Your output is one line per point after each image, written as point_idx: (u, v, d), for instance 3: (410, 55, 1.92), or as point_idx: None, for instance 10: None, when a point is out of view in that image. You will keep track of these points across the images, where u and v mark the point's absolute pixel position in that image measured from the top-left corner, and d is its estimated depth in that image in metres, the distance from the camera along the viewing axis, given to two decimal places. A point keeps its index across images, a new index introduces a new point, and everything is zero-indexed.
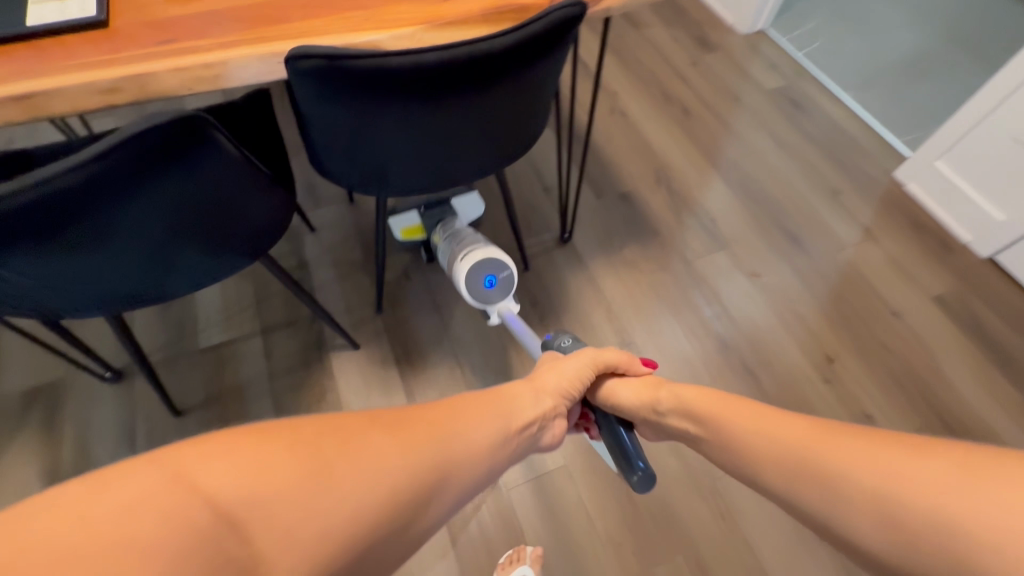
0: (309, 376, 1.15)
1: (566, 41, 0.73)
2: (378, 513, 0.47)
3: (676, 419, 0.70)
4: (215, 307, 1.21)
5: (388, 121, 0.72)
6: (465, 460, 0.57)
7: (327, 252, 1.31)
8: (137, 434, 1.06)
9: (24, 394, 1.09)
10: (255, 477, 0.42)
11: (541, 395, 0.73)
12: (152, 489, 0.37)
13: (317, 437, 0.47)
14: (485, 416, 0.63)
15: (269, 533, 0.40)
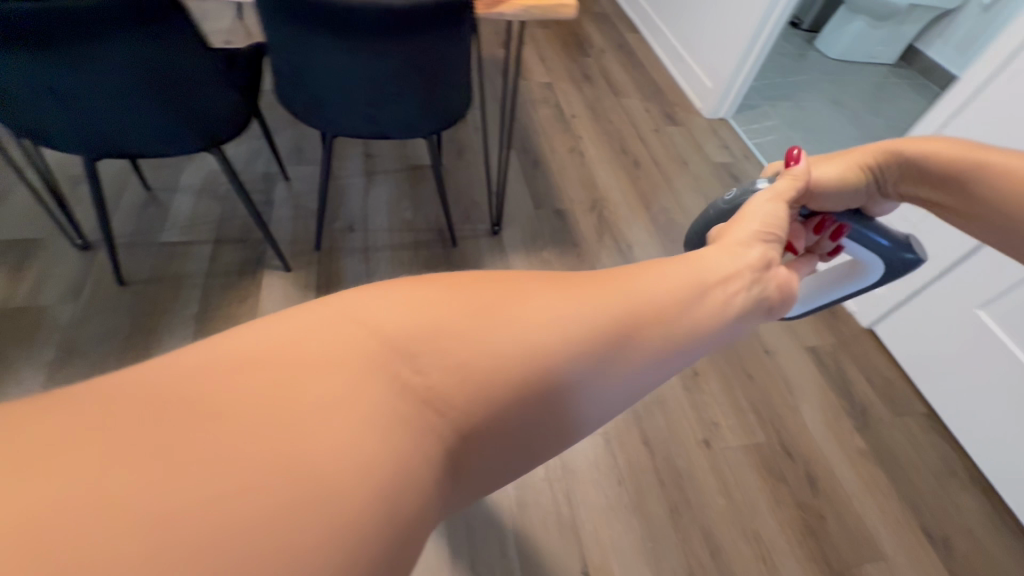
0: (240, 282, 1.34)
1: (461, 25, 0.99)
2: (568, 346, 0.37)
3: (910, 180, 0.66)
4: (185, 216, 1.45)
5: (319, 57, 0.98)
6: (668, 306, 0.44)
7: (292, 196, 1.56)
8: (82, 290, 1.26)
9: (9, 242, 1.32)
10: (420, 316, 0.34)
11: (738, 247, 0.53)
12: (309, 333, 0.31)
13: (475, 283, 0.39)
14: (673, 275, 0.47)
15: (444, 368, 0.33)
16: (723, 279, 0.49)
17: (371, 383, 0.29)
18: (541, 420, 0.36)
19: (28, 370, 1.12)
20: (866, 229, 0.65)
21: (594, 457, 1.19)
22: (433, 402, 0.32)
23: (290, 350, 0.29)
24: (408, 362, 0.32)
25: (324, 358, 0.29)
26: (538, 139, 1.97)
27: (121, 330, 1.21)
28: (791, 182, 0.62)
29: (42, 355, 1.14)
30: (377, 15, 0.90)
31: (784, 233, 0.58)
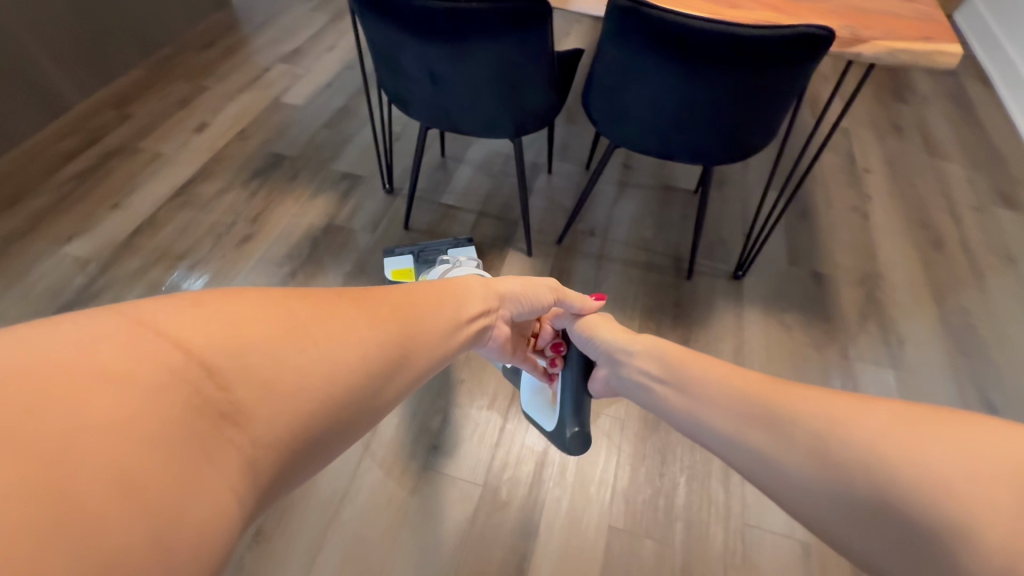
0: (489, 254, 1.50)
1: (807, 66, 0.90)
2: (360, 364, 0.46)
3: (647, 366, 0.81)
4: (463, 185, 1.68)
5: (643, 76, 0.99)
6: (439, 333, 0.60)
7: (550, 189, 1.68)
8: (379, 224, 1.57)
9: (345, 174, 1.71)
10: (239, 333, 0.38)
11: (482, 294, 0.75)
12: (115, 343, 0.32)
13: (285, 302, 0.45)
14: (438, 317, 0.62)
15: (251, 385, 0.37)
16: (455, 326, 0.65)
17: (180, 399, 0.32)
18: (318, 436, 0.41)
19: (333, 275, 1.44)
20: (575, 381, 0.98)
21: (787, 566, 1.02)
22: (236, 418, 0.35)
23: (98, 363, 0.30)
24: (212, 377, 0.35)
25: (122, 370, 0.30)
26: (813, 189, 1.75)
27: None
28: (580, 297, 0.95)
29: (343, 266, 1.46)
30: (725, 44, 0.85)
31: (525, 309, 0.87)
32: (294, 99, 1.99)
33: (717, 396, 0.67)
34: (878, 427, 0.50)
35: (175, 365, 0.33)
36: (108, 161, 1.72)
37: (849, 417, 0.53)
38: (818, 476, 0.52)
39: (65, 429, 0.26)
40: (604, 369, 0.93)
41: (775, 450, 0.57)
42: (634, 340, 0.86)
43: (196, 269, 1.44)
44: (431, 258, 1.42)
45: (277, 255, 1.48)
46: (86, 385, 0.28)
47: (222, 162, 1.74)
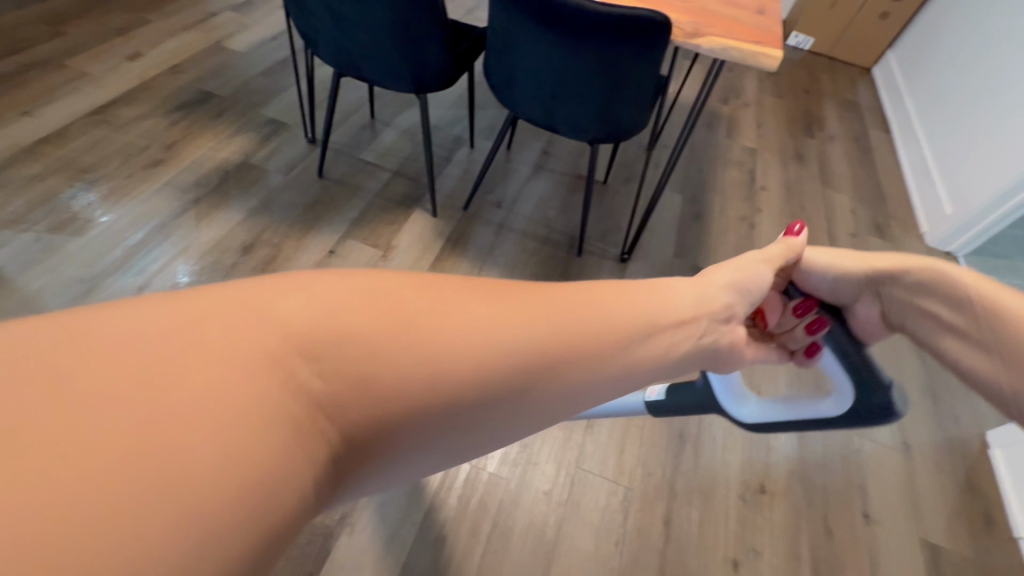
0: (396, 210, 1.57)
1: (654, 49, 1.03)
2: (496, 370, 0.31)
3: (919, 306, 0.52)
4: (385, 146, 1.75)
5: (523, 44, 1.11)
6: (624, 336, 0.38)
7: (469, 162, 1.76)
8: (295, 170, 1.61)
9: (272, 120, 1.75)
10: (335, 313, 0.28)
11: (711, 290, 0.49)
12: (190, 322, 0.24)
13: (417, 287, 0.32)
14: (635, 301, 0.41)
15: (350, 379, 0.27)
16: (675, 321, 0.43)
17: (272, 386, 0.24)
18: (427, 451, 0.30)
19: (236, 208, 1.47)
20: (846, 347, 0.58)
21: (605, 507, 1.11)
22: (330, 408, 0.26)
23: (183, 332, 0.24)
24: (309, 362, 0.26)
25: (213, 341, 0.24)
26: (711, 196, 1.89)
27: (302, 208, 1.51)
28: (784, 248, 0.61)
29: (248, 201, 1.49)
30: (581, 16, 0.98)
31: (759, 297, 0.55)
32: (236, 45, 2.01)
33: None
34: None
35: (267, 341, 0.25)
36: (29, 71, 1.70)
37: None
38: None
39: (104, 417, 0.20)
40: (869, 306, 0.57)
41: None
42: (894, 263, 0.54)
43: (97, 185, 1.45)
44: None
45: (184, 182, 1.50)
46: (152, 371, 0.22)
47: (149, 91, 1.74)
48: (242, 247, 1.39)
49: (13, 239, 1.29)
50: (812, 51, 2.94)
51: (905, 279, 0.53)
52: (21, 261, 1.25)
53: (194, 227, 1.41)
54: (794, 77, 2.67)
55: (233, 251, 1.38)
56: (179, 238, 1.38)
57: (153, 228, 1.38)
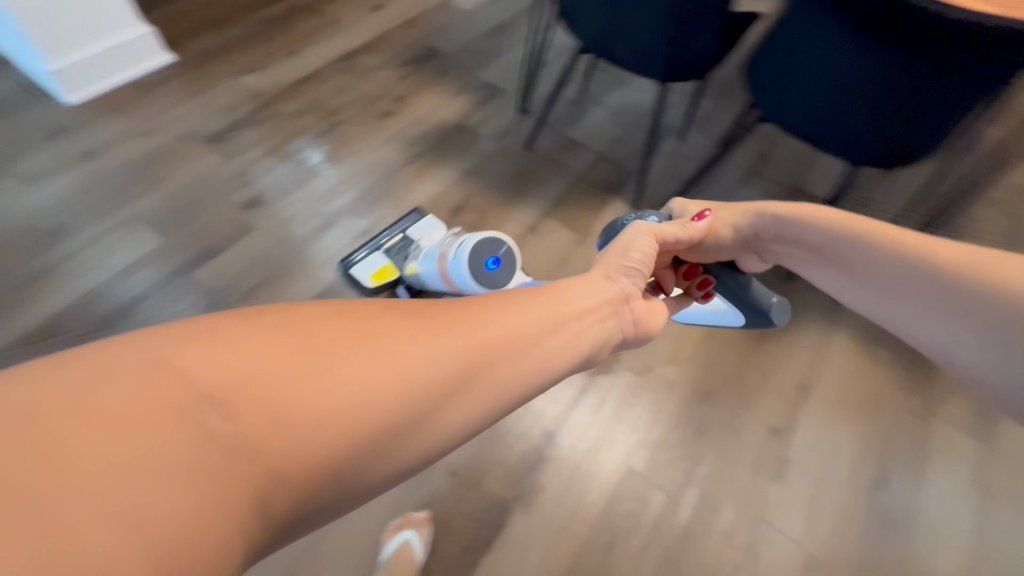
0: (597, 194, 1.52)
1: (1005, 69, 0.83)
2: (407, 390, 0.37)
3: (786, 243, 0.75)
4: (593, 125, 1.70)
5: (819, 38, 0.98)
6: (519, 351, 0.46)
7: (677, 154, 1.64)
8: (505, 137, 1.63)
9: (489, 84, 1.78)
10: (246, 358, 0.32)
11: (593, 291, 0.59)
12: (104, 389, 0.28)
13: (316, 321, 0.37)
14: (539, 309, 0.50)
15: (267, 417, 0.31)
16: (571, 316, 0.53)
17: (182, 435, 0.28)
18: (358, 477, 0.35)
19: (451, 168, 1.54)
20: (734, 283, 0.79)
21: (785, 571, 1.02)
22: (251, 450, 0.30)
23: (83, 407, 0.27)
24: (219, 409, 0.30)
25: (112, 409, 0.27)
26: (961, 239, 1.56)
27: (509, 178, 1.54)
28: (677, 230, 0.74)
29: (461, 164, 1.55)
30: (896, 11, 0.83)
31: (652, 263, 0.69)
32: (464, 3, 2.06)
33: (879, 253, 0.61)
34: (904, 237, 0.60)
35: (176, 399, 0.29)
36: (295, 14, 1.90)
37: (882, 240, 0.62)
38: (996, 349, 0.51)
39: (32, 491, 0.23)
40: (750, 257, 0.82)
41: (938, 323, 0.56)
42: (755, 222, 0.76)
43: (339, 127, 1.60)
44: (412, 249, 1.30)
45: (409, 136, 1.60)
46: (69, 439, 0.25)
47: (386, 42, 1.86)
48: (453, 208, 1.45)
49: (274, 167, 1.48)
50: None
51: (767, 234, 0.76)
52: (279, 188, 1.44)
53: (414, 181, 1.50)
54: None
55: (445, 211, 1.45)
56: (401, 189, 1.48)
57: (380, 176, 1.50)
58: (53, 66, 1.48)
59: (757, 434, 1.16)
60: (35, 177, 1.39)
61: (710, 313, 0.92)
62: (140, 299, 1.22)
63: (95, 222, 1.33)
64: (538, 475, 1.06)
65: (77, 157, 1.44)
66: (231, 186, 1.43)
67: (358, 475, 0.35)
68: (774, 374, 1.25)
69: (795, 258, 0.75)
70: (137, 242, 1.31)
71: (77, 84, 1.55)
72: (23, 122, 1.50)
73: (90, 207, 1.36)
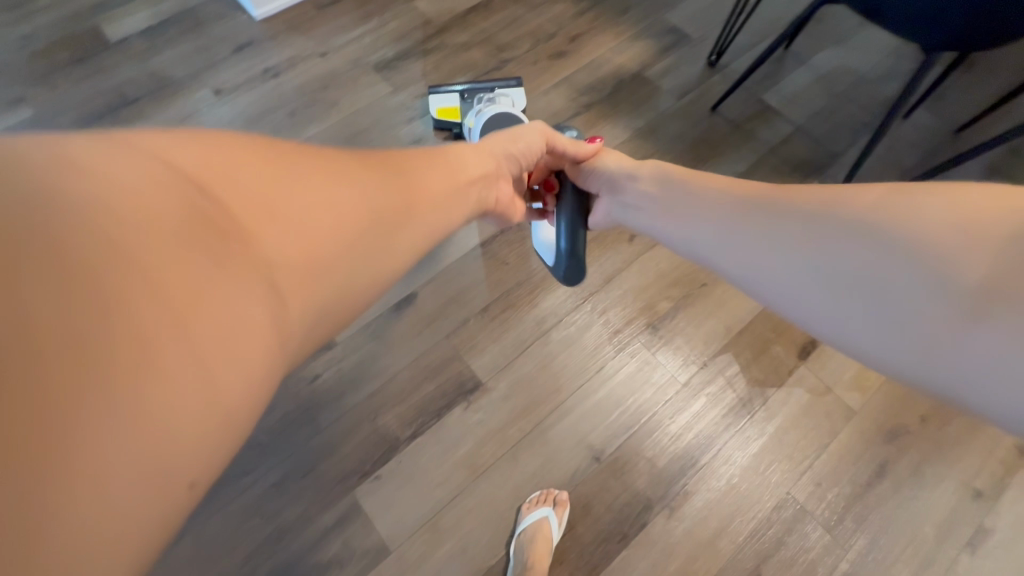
0: (789, 176, 1.32)
1: None
2: (364, 203, 0.48)
3: (634, 192, 0.83)
4: (793, 89, 1.44)
5: None
6: (433, 195, 0.60)
7: (899, 135, 1.34)
8: (687, 95, 1.44)
9: (674, 28, 1.56)
10: (227, 168, 0.39)
11: (486, 165, 0.77)
12: (115, 184, 0.32)
13: (271, 148, 0.44)
14: (439, 174, 0.64)
15: (263, 212, 0.39)
16: (461, 184, 0.68)
17: (193, 214, 0.34)
18: (353, 276, 0.44)
19: (622, 125, 1.39)
20: (568, 213, 0.96)
21: None
22: (257, 241, 0.37)
23: (108, 194, 0.31)
24: (219, 199, 0.37)
25: (127, 193, 0.32)
26: None
27: (686, 143, 1.37)
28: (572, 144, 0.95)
29: (634, 121, 1.40)
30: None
31: (530, 159, 0.90)
32: None
33: (711, 199, 0.68)
34: (738, 191, 0.66)
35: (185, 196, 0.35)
36: None
37: (727, 189, 0.68)
38: (868, 316, 0.48)
39: (86, 254, 0.28)
40: (601, 206, 0.93)
41: (772, 253, 0.58)
42: (630, 169, 0.86)
43: (507, 65, 1.49)
44: (478, 97, 1.36)
45: (580, 84, 1.46)
46: (109, 221, 0.30)
47: None
48: None
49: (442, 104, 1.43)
50: None
51: (629, 181, 0.85)
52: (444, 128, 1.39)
53: (581, 136, 1.38)
54: None
55: None
56: None
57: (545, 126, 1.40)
58: None
59: (953, 493, 0.99)
60: (225, 91, 1.46)
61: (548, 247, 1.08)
62: None
63: None
64: (685, 481, 0.99)
65: (259, 74, 1.48)
66: (398, 119, 1.41)
67: (350, 272, 0.44)
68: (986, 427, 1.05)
69: (635, 209, 0.83)
70: None
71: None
72: (216, 34, 1.56)
73: (271, 127, 1.40)
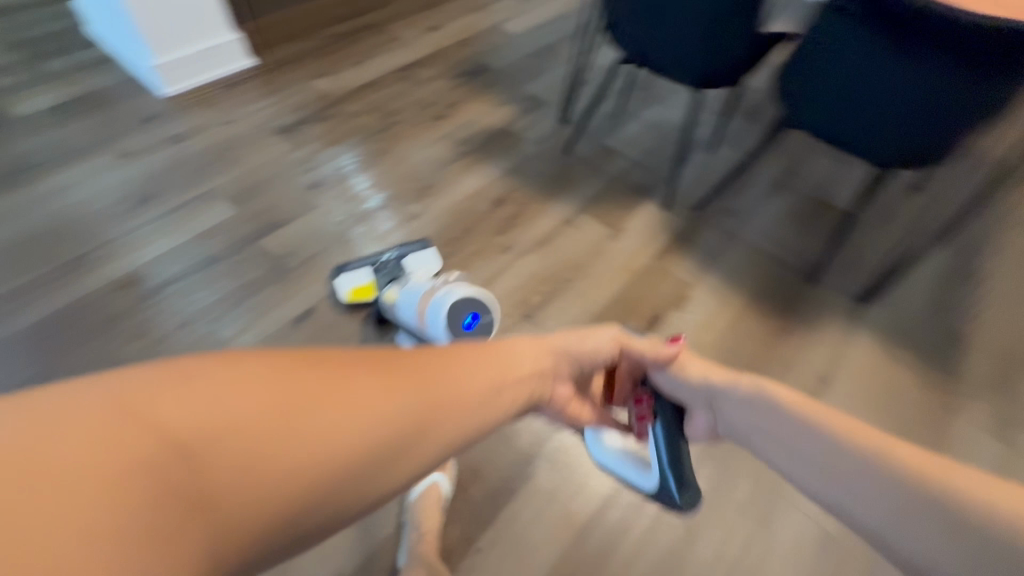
0: (629, 196, 1.63)
1: (1011, 73, 0.95)
2: (367, 430, 0.43)
3: (737, 413, 0.70)
4: (628, 136, 1.82)
5: (843, 48, 1.08)
6: (465, 406, 0.52)
7: (708, 164, 1.73)
8: (546, 142, 1.77)
9: (532, 96, 1.94)
10: (220, 408, 0.37)
11: (546, 358, 0.66)
12: (78, 446, 0.31)
13: (284, 365, 0.42)
14: (485, 375, 0.55)
15: (233, 466, 0.36)
16: (512, 384, 0.59)
17: (148, 478, 0.32)
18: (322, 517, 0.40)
19: (494, 166, 1.67)
20: (668, 427, 0.79)
21: (802, 547, 1.03)
22: (209, 500, 0.34)
23: (71, 456, 0.31)
24: (188, 454, 0.35)
25: (93, 456, 0.31)
26: (988, 257, 1.58)
27: (547, 177, 1.66)
28: (648, 347, 0.79)
29: (503, 162, 1.68)
30: (919, 14, 0.93)
31: (599, 363, 0.76)
32: (513, 28, 2.24)
33: (822, 437, 0.60)
34: (836, 424, 0.60)
35: (162, 444, 0.34)
36: (361, 31, 2.12)
37: (820, 413, 0.62)
38: None
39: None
40: (702, 416, 0.77)
41: (919, 534, 0.50)
42: (725, 383, 0.72)
43: (395, 126, 1.76)
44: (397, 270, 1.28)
45: (458, 137, 1.75)
46: (53, 496, 0.29)
47: (440, 58, 2.04)
48: (495, 200, 1.58)
49: (339, 156, 1.65)
50: None
51: (733, 393, 0.71)
52: (340, 175, 1.60)
53: (460, 176, 1.63)
54: None
55: (487, 202, 1.57)
56: (448, 182, 1.61)
57: (430, 170, 1.64)
58: (155, 61, 1.71)
59: None
60: (130, 154, 1.58)
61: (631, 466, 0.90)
62: (213, 260, 1.37)
63: (178, 194, 1.50)
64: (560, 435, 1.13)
65: (165, 139, 1.64)
66: (297, 170, 1.60)
67: (327, 502, 0.40)
68: (795, 365, 1.30)
69: (740, 432, 0.71)
70: (215, 212, 1.47)
71: (173, 79, 1.77)
72: (124, 109, 1.71)
73: (176, 181, 1.53)
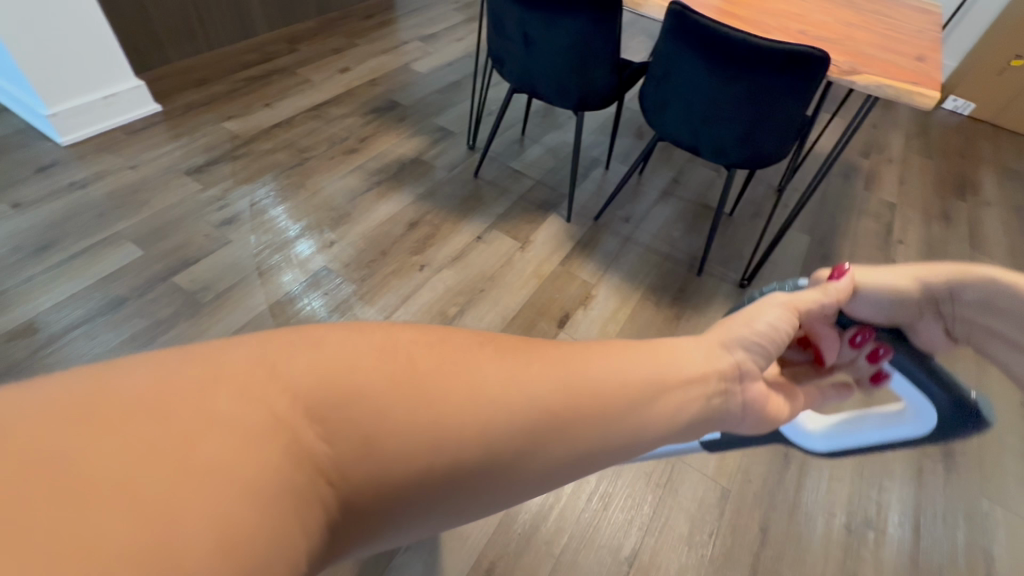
0: (535, 212, 1.77)
1: (805, 86, 1.16)
2: (499, 429, 0.32)
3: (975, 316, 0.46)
4: (531, 159, 1.98)
5: (682, 70, 1.28)
6: (618, 404, 0.37)
7: (603, 179, 1.92)
8: (456, 168, 1.89)
9: (441, 128, 2.07)
10: (354, 373, 0.28)
11: (703, 350, 0.46)
12: (187, 398, 0.23)
13: (419, 338, 0.32)
14: (649, 353, 0.42)
15: (357, 447, 0.27)
16: (687, 380, 0.42)
17: (277, 445, 0.24)
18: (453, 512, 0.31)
19: (407, 192, 1.77)
20: (913, 364, 0.51)
21: (699, 501, 1.17)
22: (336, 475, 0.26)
23: (190, 406, 0.23)
24: (319, 424, 0.26)
25: (220, 412, 0.23)
26: (841, 242, 1.85)
27: (458, 199, 1.78)
28: (818, 295, 0.51)
29: (416, 189, 1.78)
30: (729, 42, 1.14)
31: (781, 348, 0.51)
32: (421, 67, 2.39)
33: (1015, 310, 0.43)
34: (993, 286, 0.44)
35: (283, 404, 0.25)
36: (271, 75, 2.19)
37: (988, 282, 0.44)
38: None
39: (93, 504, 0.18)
40: (930, 328, 0.48)
41: None
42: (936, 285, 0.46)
43: (308, 162, 1.82)
44: None
45: (371, 168, 1.84)
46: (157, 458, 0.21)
47: (351, 97, 2.15)
48: (409, 223, 1.67)
49: (251, 192, 1.69)
50: (971, 117, 2.67)
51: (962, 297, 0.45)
52: (254, 210, 1.63)
53: (375, 203, 1.72)
54: (948, 140, 2.48)
55: (401, 225, 1.66)
56: (363, 209, 1.69)
57: (345, 200, 1.71)
58: (49, 110, 1.68)
59: None
60: (25, 203, 1.54)
61: (882, 419, 0.62)
62: (119, 302, 1.35)
63: (80, 239, 1.47)
64: None
65: (64, 187, 1.61)
66: (208, 209, 1.61)
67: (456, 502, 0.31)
68: None
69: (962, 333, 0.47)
70: (121, 253, 1.46)
71: (70, 127, 1.75)
72: (16, 159, 1.66)
73: (78, 227, 1.50)
